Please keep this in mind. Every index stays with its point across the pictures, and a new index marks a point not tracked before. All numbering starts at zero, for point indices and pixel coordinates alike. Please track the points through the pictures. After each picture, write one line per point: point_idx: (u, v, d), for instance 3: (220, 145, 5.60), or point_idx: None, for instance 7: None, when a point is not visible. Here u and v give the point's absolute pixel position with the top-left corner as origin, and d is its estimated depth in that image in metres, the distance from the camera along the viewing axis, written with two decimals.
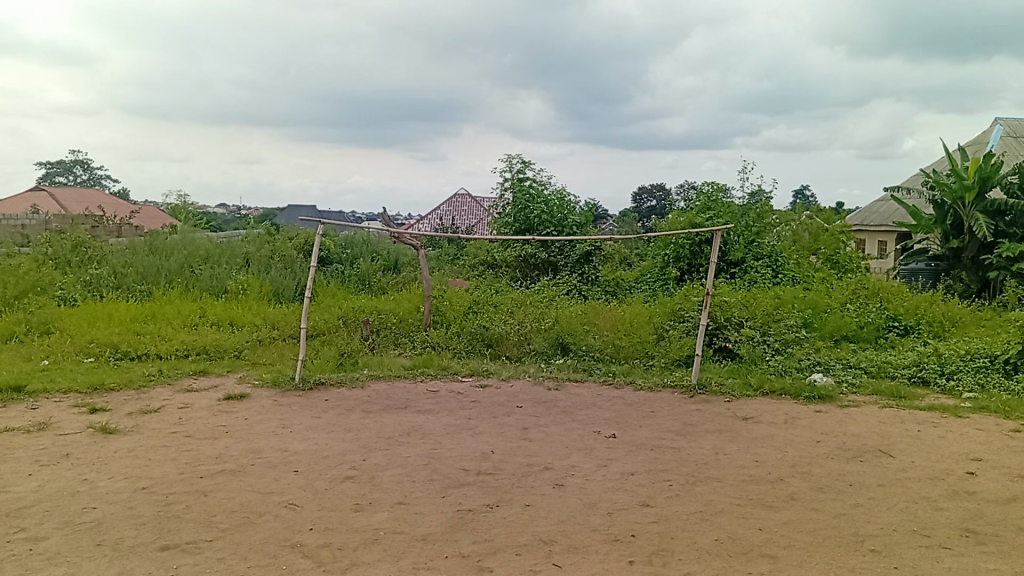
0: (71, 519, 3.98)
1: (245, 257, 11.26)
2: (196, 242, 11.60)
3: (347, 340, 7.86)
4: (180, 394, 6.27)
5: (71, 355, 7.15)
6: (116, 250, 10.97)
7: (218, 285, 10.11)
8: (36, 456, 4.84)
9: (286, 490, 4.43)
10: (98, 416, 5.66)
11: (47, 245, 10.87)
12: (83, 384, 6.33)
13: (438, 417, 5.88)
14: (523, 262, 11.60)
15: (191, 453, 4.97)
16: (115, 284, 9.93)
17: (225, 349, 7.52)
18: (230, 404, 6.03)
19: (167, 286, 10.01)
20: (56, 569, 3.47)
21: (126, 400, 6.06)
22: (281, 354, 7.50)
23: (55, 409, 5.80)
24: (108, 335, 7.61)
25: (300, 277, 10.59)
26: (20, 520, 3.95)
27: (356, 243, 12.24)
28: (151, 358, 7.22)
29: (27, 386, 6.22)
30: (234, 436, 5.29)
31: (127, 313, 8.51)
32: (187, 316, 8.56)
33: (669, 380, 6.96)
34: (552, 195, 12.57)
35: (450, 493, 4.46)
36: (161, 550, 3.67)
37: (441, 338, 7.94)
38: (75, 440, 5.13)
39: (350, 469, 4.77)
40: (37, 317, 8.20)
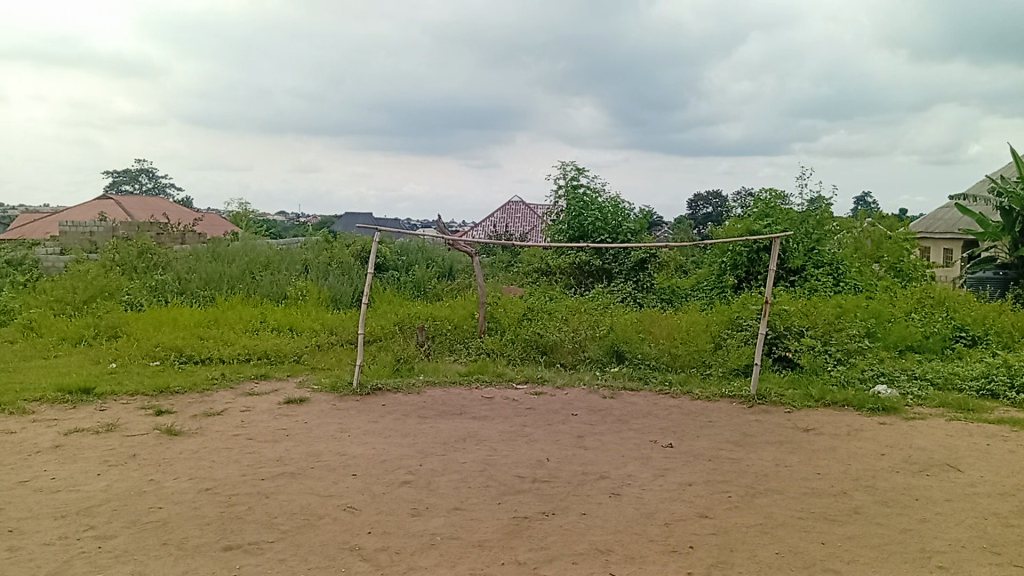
0: (138, 518, 4.09)
1: (304, 263, 11.47)
2: (256, 249, 11.84)
3: (403, 346, 7.93)
4: (241, 397, 6.40)
5: (138, 359, 7.36)
6: (180, 257, 11.27)
7: (278, 291, 10.30)
8: (104, 456, 4.99)
9: (345, 493, 4.48)
10: (163, 418, 5.81)
11: (115, 251, 11.21)
12: (150, 386, 6.51)
13: (494, 424, 5.89)
14: (577, 270, 11.57)
15: (253, 455, 5.07)
16: (179, 289, 10.21)
17: (285, 354, 7.66)
18: (290, 408, 6.14)
19: (229, 292, 10.25)
20: (123, 567, 3.56)
21: (191, 403, 6.21)
22: (339, 360, 7.61)
23: (122, 410, 5.97)
24: (173, 339, 7.82)
25: (357, 283, 10.74)
26: (89, 518, 4.08)
27: (411, 250, 12.38)
28: (214, 361, 7.38)
29: (96, 388, 6.42)
30: (294, 440, 5.38)
31: (191, 318, 8.73)
32: (248, 321, 8.74)
33: (727, 390, 6.85)
34: (607, 202, 12.51)
35: (506, 500, 4.46)
36: (224, 551, 3.74)
37: (496, 345, 7.96)
38: (142, 441, 5.28)
39: (407, 474, 4.80)
40: (106, 321, 8.46)
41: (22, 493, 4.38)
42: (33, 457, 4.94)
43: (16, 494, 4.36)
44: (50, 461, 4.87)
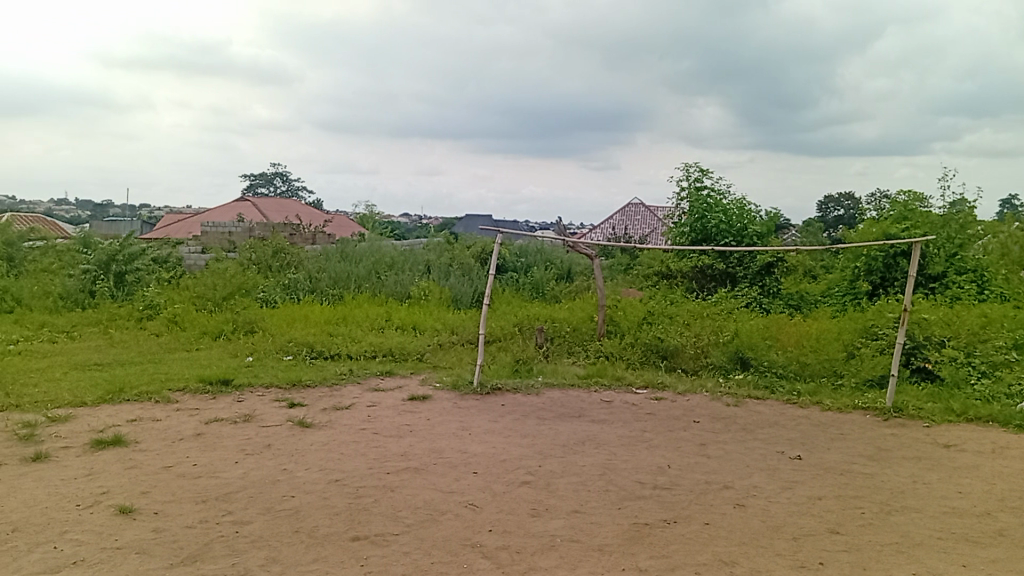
0: (271, 506, 4.29)
1: (426, 264, 11.75)
2: (382, 249, 12.22)
3: (523, 347, 8.00)
4: (368, 393, 6.61)
5: (273, 353, 7.73)
6: (312, 257, 11.77)
7: (402, 291, 10.60)
8: (242, 445, 5.26)
9: (466, 491, 4.55)
10: (296, 410, 6.08)
11: (251, 250, 11.82)
12: (283, 379, 6.84)
13: (613, 427, 5.84)
14: (699, 274, 11.35)
15: (378, 449, 5.22)
16: (310, 288, 10.68)
17: (409, 352, 7.86)
18: (413, 405, 6.29)
19: (356, 291, 10.64)
20: (259, 552, 3.75)
21: (320, 397, 6.47)
22: (460, 359, 7.74)
23: (258, 402, 6.29)
24: (305, 335, 8.17)
25: (477, 284, 10.90)
26: (228, 504, 4.31)
27: (531, 251, 12.48)
28: (342, 357, 7.66)
29: (234, 380, 6.79)
30: (418, 436, 5.51)
31: (321, 315, 9.10)
32: (374, 319, 9.03)
33: (860, 402, 6.54)
34: (732, 204, 12.20)
35: (626, 505, 4.41)
36: (352, 541, 3.87)
37: (615, 348, 7.90)
38: (276, 432, 5.54)
39: (527, 474, 4.83)
40: (243, 317, 8.93)
41: (167, 477, 4.68)
42: (177, 443, 5.27)
43: (162, 478, 4.66)
44: (192, 448, 5.18)
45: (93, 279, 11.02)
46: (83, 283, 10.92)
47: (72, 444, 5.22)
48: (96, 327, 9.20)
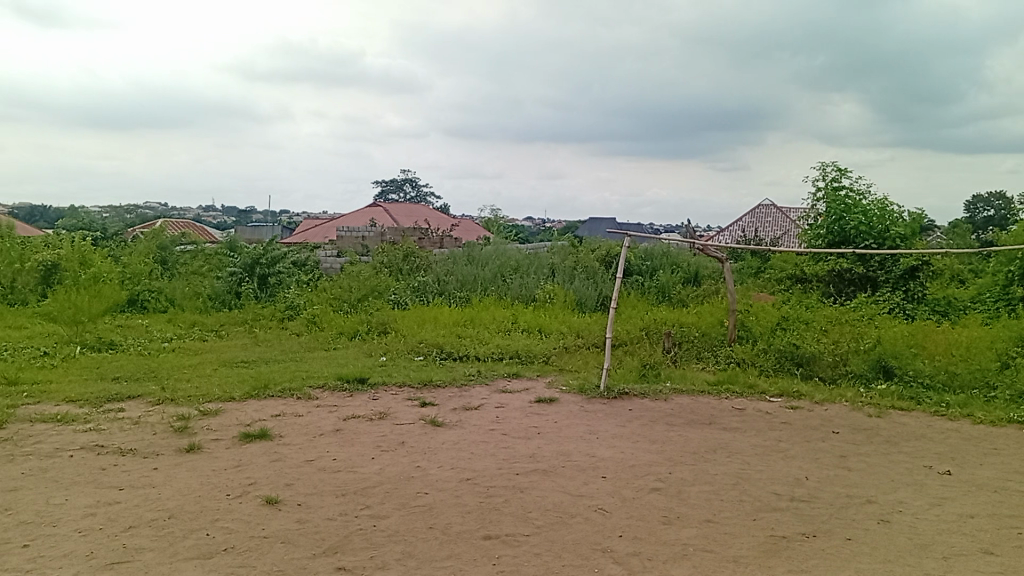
0: (406, 502, 4.41)
1: (551, 267, 11.78)
2: (508, 253, 12.34)
3: (650, 352, 7.89)
4: (496, 394, 6.70)
5: (405, 353, 7.97)
6: (440, 259, 12.04)
7: (527, 293, 10.69)
8: (378, 442, 5.44)
9: (596, 495, 4.54)
10: (428, 410, 6.23)
11: (383, 253, 12.23)
12: (415, 379, 7.03)
13: (745, 436, 5.68)
14: (837, 277, 10.92)
15: (508, 450, 5.28)
16: (439, 290, 10.97)
17: (535, 354, 7.92)
18: (540, 407, 6.33)
19: (482, 294, 10.82)
20: (395, 546, 3.86)
21: (450, 397, 6.60)
22: (587, 362, 7.72)
23: (391, 400, 6.49)
24: (435, 336, 8.39)
25: (603, 288, 10.84)
26: (366, 498, 4.47)
27: (656, 254, 12.30)
28: (471, 358, 7.80)
29: (369, 378, 7.04)
30: (546, 438, 5.53)
31: (450, 316, 9.31)
32: (501, 322, 9.14)
33: (1017, 416, 6.07)
34: (872, 205, 11.65)
35: (761, 517, 4.27)
36: (484, 540, 3.93)
37: (747, 354, 7.67)
38: (409, 430, 5.70)
39: (657, 481, 4.76)
40: (377, 318, 9.24)
41: (309, 470, 4.90)
42: (317, 438, 5.51)
43: (304, 470, 4.89)
44: (331, 443, 5.40)
45: (238, 281, 11.69)
46: (230, 285, 11.62)
47: (222, 436, 5.55)
48: (242, 326, 9.76)
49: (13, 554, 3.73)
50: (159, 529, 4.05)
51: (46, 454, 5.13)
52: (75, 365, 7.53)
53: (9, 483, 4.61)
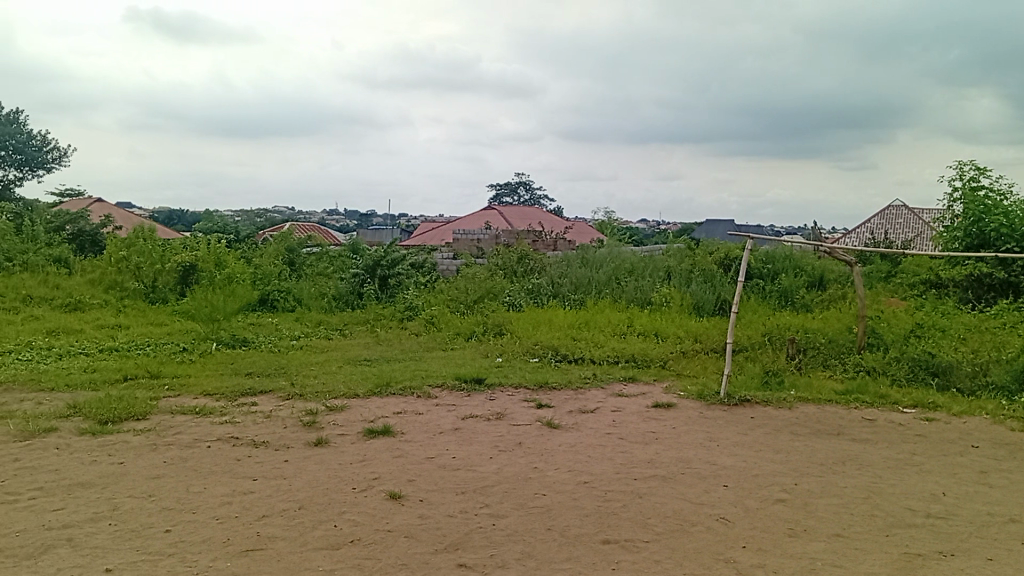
0: (524, 502, 4.45)
1: (667, 270, 11.62)
2: (623, 255, 12.23)
3: (773, 358, 7.66)
4: (612, 398, 6.66)
5: (521, 354, 8.04)
6: (555, 262, 12.08)
7: (643, 296, 10.57)
8: (496, 441, 5.51)
9: (717, 504, 4.44)
10: (544, 411, 6.26)
11: (498, 256, 12.40)
12: (531, 380, 7.09)
13: (876, 448, 5.43)
14: (975, 283, 10.27)
15: (625, 454, 5.24)
16: (553, 292, 11.01)
17: (652, 359, 7.82)
18: (658, 412, 6.24)
19: (597, 296, 10.79)
20: (514, 545, 3.90)
21: (566, 399, 6.62)
22: (705, 367, 7.58)
23: (508, 401, 6.56)
24: (550, 338, 8.42)
25: (721, 291, 10.60)
26: (485, 496, 4.53)
27: (779, 257, 11.93)
28: (586, 361, 7.78)
29: (486, 378, 7.14)
30: (664, 444, 5.46)
31: (565, 319, 9.32)
32: (617, 325, 9.08)
33: None
34: (1015, 205, 10.93)
35: (894, 533, 4.07)
36: (603, 543, 3.92)
37: (877, 363, 7.34)
38: (526, 431, 5.74)
39: (782, 492, 4.61)
40: (493, 320, 9.37)
41: (429, 467, 5.02)
42: (437, 436, 5.63)
43: (424, 467, 5.01)
44: (450, 441, 5.51)
45: (360, 282, 12.10)
46: (352, 285, 12.04)
47: (348, 431, 5.76)
48: (364, 326, 10.10)
49: (157, 537, 3.99)
50: (289, 519, 4.24)
51: (186, 444, 5.46)
52: (212, 360, 7.99)
53: (153, 471, 4.94)
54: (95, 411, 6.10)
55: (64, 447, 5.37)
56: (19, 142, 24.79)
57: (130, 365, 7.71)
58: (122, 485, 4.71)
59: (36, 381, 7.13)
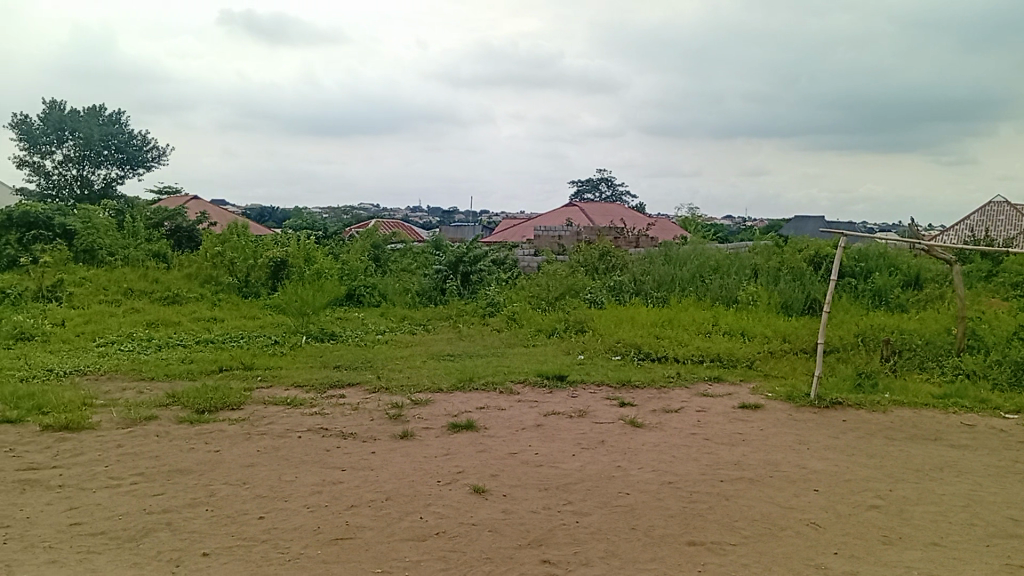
0: (608, 501, 4.43)
1: (754, 268, 11.37)
2: (707, 251, 12.03)
3: (866, 360, 7.42)
4: (696, 398, 6.56)
5: (603, 352, 8.00)
6: (637, 259, 11.97)
7: (728, 294, 10.38)
8: (578, 439, 5.51)
9: (807, 508, 4.32)
10: (627, 410, 6.21)
11: (580, 253, 12.37)
12: (614, 378, 7.04)
13: (976, 455, 5.19)
14: None
15: (711, 455, 5.16)
16: (636, 290, 10.93)
17: (738, 358, 7.67)
18: (745, 413, 6.12)
19: (681, 294, 10.65)
20: (598, 544, 3.88)
21: (650, 398, 6.55)
22: (794, 368, 7.39)
23: (591, 399, 6.54)
24: (633, 336, 8.35)
25: (810, 289, 10.31)
26: (568, 494, 4.53)
27: (871, 255, 11.53)
28: (670, 360, 7.69)
29: (568, 376, 7.14)
30: (751, 446, 5.34)
31: (648, 317, 9.22)
32: (702, 324, 8.94)
33: None
34: None
35: (996, 544, 3.88)
36: (689, 545, 3.86)
37: (978, 366, 7.01)
38: (609, 429, 5.71)
39: (875, 498, 4.45)
40: (574, 317, 9.36)
41: (513, 463, 5.05)
42: (520, 432, 5.66)
43: (507, 463, 5.04)
44: (533, 438, 5.52)
45: (443, 278, 12.25)
46: (435, 281, 12.20)
47: (433, 425, 5.84)
48: (447, 322, 10.23)
49: (252, 524, 4.13)
50: (377, 509, 4.33)
51: (279, 434, 5.64)
52: (301, 353, 8.23)
53: (248, 459, 5.12)
54: (193, 401, 6.36)
55: (164, 434, 5.62)
56: (122, 142, 26.05)
57: (225, 356, 8.02)
58: (218, 472, 4.90)
59: (138, 371, 7.48)
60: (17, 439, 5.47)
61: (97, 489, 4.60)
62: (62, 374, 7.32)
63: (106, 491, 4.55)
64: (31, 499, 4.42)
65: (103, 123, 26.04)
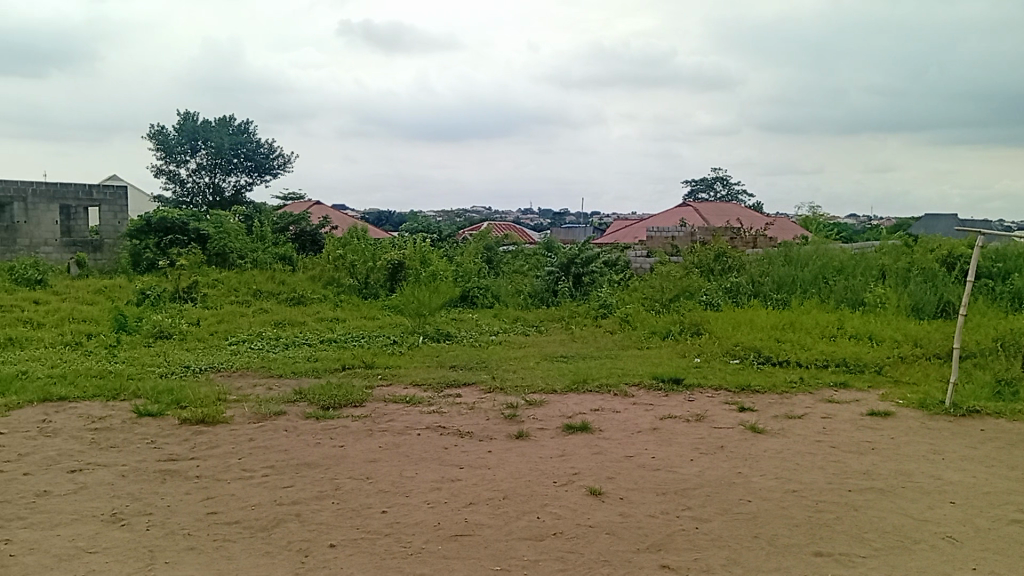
0: (729, 507, 4.33)
1: (881, 269, 10.87)
2: (829, 251, 11.58)
3: (1008, 366, 6.96)
4: (820, 404, 6.33)
5: (720, 355, 7.82)
6: (754, 260, 11.65)
7: (853, 296, 9.95)
8: (696, 443, 5.41)
9: (944, 521, 4.09)
10: (747, 415, 6.06)
11: (694, 254, 12.16)
12: (732, 383, 6.88)
13: None
14: None
15: (837, 464, 4.96)
16: (754, 291, 10.65)
17: (865, 364, 7.35)
18: (874, 421, 5.85)
19: (802, 296, 10.29)
20: (719, 551, 3.81)
21: (771, 403, 6.37)
22: (927, 374, 7.01)
23: (708, 403, 6.41)
24: (752, 339, 8.13)
25: (943, 291, 9.77)
26: (687, 499, 4.46)
27: (1012, 254, 10.80)
28: (791, 365, 7.45)
29: (684, 379, 7.02)
30: (881, 455, 5.11)
31: (767, 320, 8.95)
32: (825, 327, 8.60)
33: None
34: None
35: None
36: (815, 556, 3.73)
37: None
38: (729, 435, 5.59)
39: (1019, 513, 4.17)
40: (690, 319, 9.20)
41: (629, 466, 5.01)
42: (636, 435, 5.61)
43: (624, 466, 5.00)
44: (650, 441, 5.47)
45: (555, 279, 12.30)
46: (548, 283, 12.26)
47: (547, 426, 5.88)
48: (559, 323, 10.26)
49: (375, 518, 4.27)
50: (495, 507, 4.39)
51: (399, 431, 5.81)
52: (419, 353, 8.44)
53: (370, 455, 5.29)
54: (318, 397, 6.64)
55: (292, 429, 5.88)
56: (250, 151, 27.42)
57: (347, 355, 8.32)
58: (342, 467, 5.08)
59: (267, 368, 7.87)
60: (159, 431, 5.85)
61: (231, 480, 4.86)
62: (198, 370, 7.78)
63: (239, 482, 4.81)
64: (172, 488, 4.72)
65: (234, 133, 27.47)
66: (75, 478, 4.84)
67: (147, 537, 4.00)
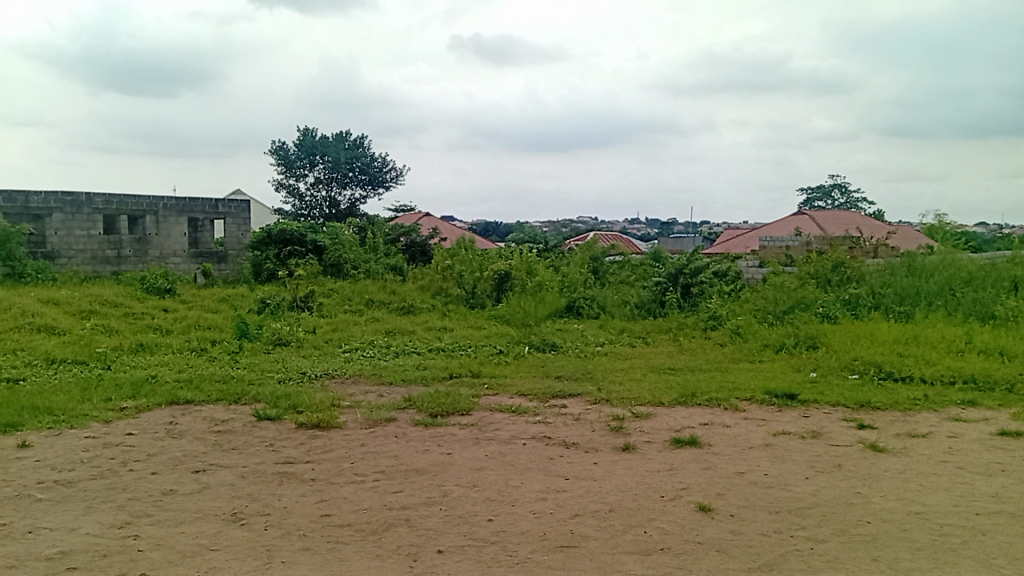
0: (846, 528, 4.13)
1: (1015, 280, 10.18)
2: (957, 260, 10.94)
3: None
4: (947, 422, 5.96)
5: (838, 370, 7.50)
6: (874, 270, 11.14)
7: (984, 309, 9.35)
8: (812, 461, 5.19)
9: None
10: (867, 433, 5.78)
11: (809, 264, 11.74)
12: (851, 399, 6.57)
13: None
14: None
15: (965, 486, 4.65)
16: (874, 304, 10.18)
17: (996, 381, 6.88)
18: (1005, 441, 5.47)
19: (927, 308, 9.75)
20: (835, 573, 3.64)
21: (893, 421, 6.05)
22: None
23: (825, 419, 6.15)
24: (872, 354, 7.77)
25: None
26: (802, 518, 4.29)
27: None
28: (914, 380, 7.06)
29: (799, 394, 6.76)
30: (1014, 477, 4.76)
31: (889, 333, 8.52)
32: (953, 341, 8.12)
33: None
34: None
35: None
36: None
37: None
38: (847, 453, 5.34)
39: None
40: (805, 332, 8.86)
41: (740, 482, 4.86)
42: (748, 451, 5.43)
43: (735, 482, 4.86)
44: (763, 458, 5.29)
45: (663, 290, 12.14)
46: (655, 294, 12.09)
47: (655, 439, 5.78)
48: (667, 334, 10.09)
49: (481, 525, 4.30)
50: (601, 520, 4.34)
51: (505, 440, 5.84)
52: (525, 363, 8.48)
53: (477, 463, 5.34)
54: (427, 405, 6.76)
55: (402, 435, 6.02)
56: (365, 164, 28.33)
57: (455, 364, 8.45)
58: (450, 474, 5.16)
59: (378, 375, 8.08)
60: (276, 435, 6.09)
61: (344, 483, 5.01)
62: (314, 376, 8.07)
63: (352, 486, 4.95)
64: (288, 490, 4.91)
65: (350, 148, 28.46)
66: (199, 478, 5.10)
67: (264, 537, 4.17)
